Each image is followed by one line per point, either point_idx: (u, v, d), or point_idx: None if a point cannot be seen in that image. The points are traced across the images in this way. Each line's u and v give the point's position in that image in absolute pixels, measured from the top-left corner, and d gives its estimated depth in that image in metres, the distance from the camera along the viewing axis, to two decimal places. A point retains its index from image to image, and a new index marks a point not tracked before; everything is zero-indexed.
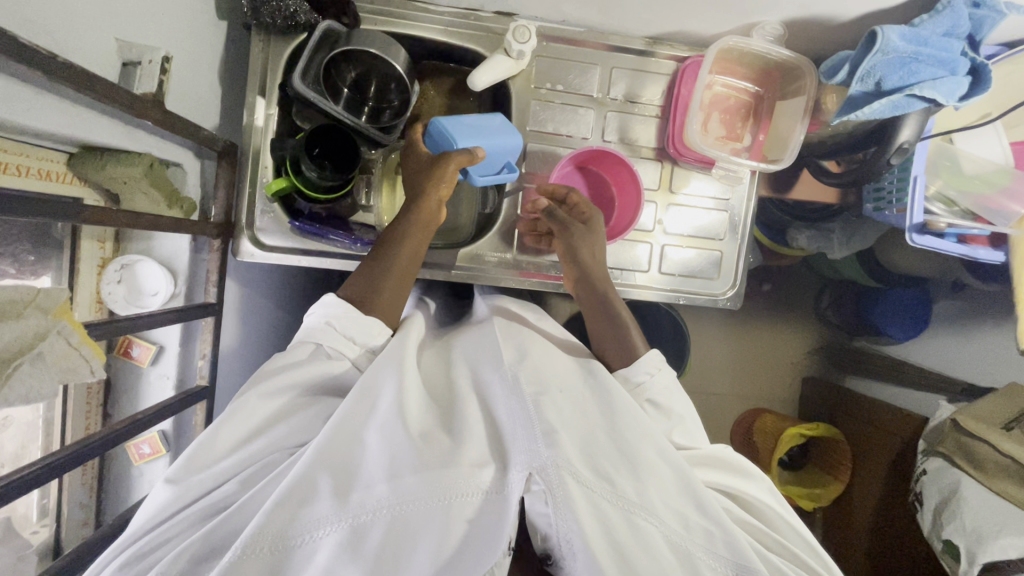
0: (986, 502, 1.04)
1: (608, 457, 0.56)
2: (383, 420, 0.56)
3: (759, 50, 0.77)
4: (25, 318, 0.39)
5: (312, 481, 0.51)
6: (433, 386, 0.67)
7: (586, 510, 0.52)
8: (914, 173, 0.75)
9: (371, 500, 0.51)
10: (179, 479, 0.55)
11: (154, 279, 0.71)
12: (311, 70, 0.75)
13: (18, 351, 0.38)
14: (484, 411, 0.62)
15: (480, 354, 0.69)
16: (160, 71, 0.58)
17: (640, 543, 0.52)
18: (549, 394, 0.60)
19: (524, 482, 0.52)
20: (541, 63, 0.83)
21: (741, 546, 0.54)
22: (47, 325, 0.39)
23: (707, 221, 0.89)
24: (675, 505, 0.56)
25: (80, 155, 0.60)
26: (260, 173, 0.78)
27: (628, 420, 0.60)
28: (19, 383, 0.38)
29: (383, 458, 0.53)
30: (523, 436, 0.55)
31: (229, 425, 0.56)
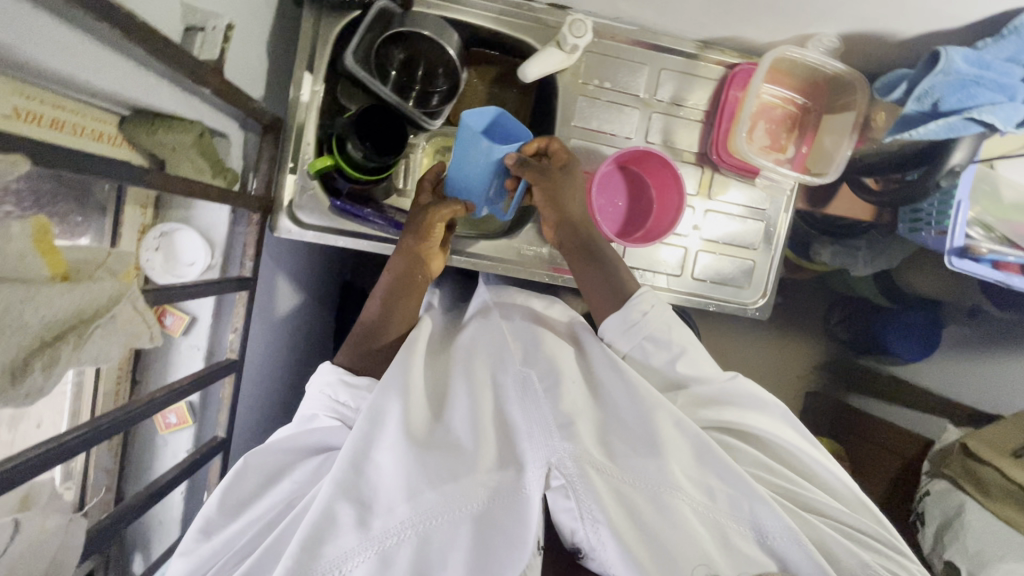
0: (990, 527, 1.05)
1: (623, 439, 0.60)
2: (394, 438, 0.57)
3: (813, 62, 0.77)
4: (99, 282, 0.37)
5: (331, 512, 0.53)
6: (438, 379, 0.68)
7: (608, 496, 0.55)
8: (960, 197, 0.74)
9: (392, 524, 0.53)
10: (191, 551, 0.60)
11: (192, 249, 0.71)
12: (363, 50, 0.74)
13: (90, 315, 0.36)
14: (497, 401, 0.64)
15: (484, 351, 0.69)
16: (222, 39, 0.57)
17: (666, 521, 0.55)
18: (557, 382, 0.62)
19: (543, 478, 0.56)
20: (591, 59, 0.83)
21: (769, 509, 0.57)
22: (120, 291, 0.37)
23: (742, 230, 0.88)
24: (699, 478, 0.59)
25: (131, 119, 0.59)
26: (302, 149, 0.78)
27: (638, 402, 0.62)
28: (92, 347, 0.35)
29: (397, 480, 0.54)
30: (539, 434, 0.58)
31: (242, 481, 0.61)
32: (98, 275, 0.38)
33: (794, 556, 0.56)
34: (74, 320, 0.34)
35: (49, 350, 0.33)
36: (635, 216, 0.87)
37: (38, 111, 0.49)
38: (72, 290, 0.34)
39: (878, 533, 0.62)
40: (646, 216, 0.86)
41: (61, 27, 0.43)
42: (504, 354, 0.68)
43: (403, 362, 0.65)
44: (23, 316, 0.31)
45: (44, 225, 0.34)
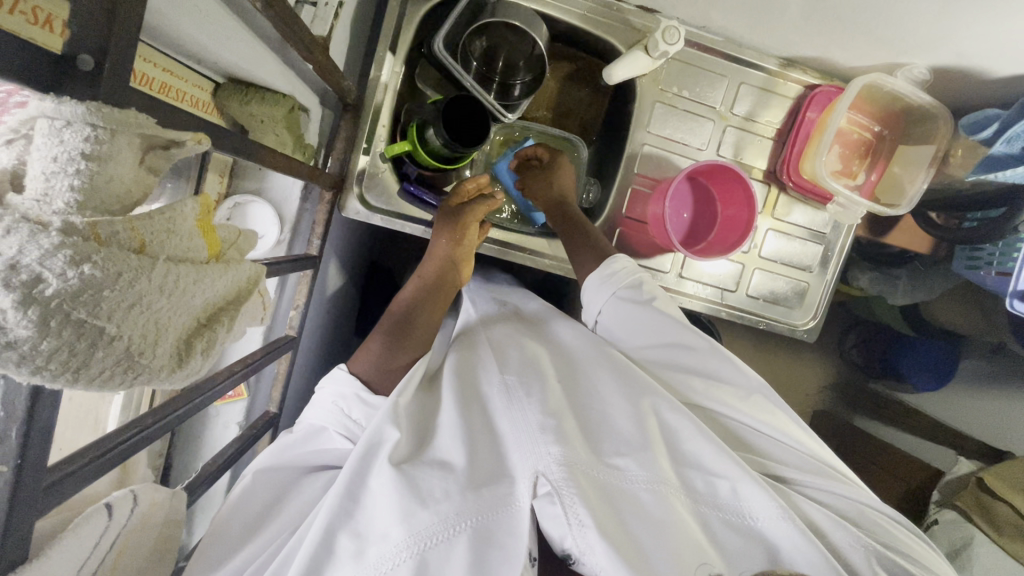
0: (999, 561, 1.08)
1: (604, 441, 0.59)
2: (384, 458, 0.56)
3: (900, 91, 0.76)
4: (240, 263, 0.36)
5: (329, 543, 0.53)
6: (426, 392, 0.67)
7: (597, 499, 0.53)
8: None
9: (387, 550, 0.51)
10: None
11: (263, 222, 0.70)
12: (451, 36, 0.72)
13: (230, 296, 0.35)
14: (485, 409, 0.63)
15: (471, 359, 0.69)
16: (333, 16, 0.56)
17: (660, 522, 0.54)
18: (537, 385, 0.62)
19: (530, 485, 0.53)
20: (673, 65, 0.82)
21: (767, 504, 0.56)
22: (257, 272, 0.37)
23: (800, 251, 0.89)
24: (688, 479, 0.58)
25: (226, 87, 0.58)
26: (376, 131, 0.76)
27: (623, 404, 0.61)
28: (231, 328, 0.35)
29: (387, 503, 0.53)
30: (525, 442, 0.56)
31: (249, 498, 0.63)
32: (232, 256, 0.37)
33: (791, 547, 0.55)
34: (221, 302, 0.34)
35: (205, 331, 0.33)
36: (697, 225, 0.86)
37: (150, 74, 0.47)
38: (225, 274, 0.34)
39: (884, 528, 0.60)
40: (709, 227, 0.86)
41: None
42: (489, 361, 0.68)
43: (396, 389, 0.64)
44: (190, 296, 0.31)
45: (209, 205, 0.33)
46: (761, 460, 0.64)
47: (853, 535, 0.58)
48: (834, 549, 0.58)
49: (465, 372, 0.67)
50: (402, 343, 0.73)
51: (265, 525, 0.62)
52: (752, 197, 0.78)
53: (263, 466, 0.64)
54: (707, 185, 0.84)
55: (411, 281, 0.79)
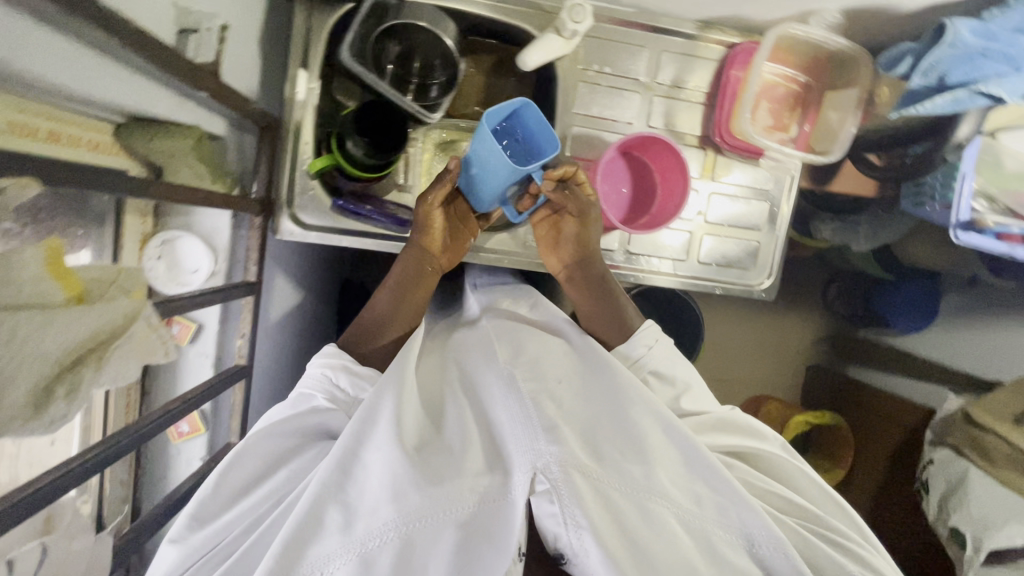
0: (994, 493, 1.08)
1: (612, 442, 0.57)
2: (379, 440, 0.55)
3: (816, 38, 0.76)
4: (111, 301, 0.40)
5: (318, 515, 0.52)
6: (424, 385, 0.67)
7: (594, 503, 0.53)
8: (965, 170, 0.74)
9: (376, 526, 0.51)
10: (184, 538, 0.57)
11: (194, 256, 0.70)
12: (358, 43, 0.72)
13: (105, 335, 0.39)
14: (483, 406, 0.62)
15: (473, 349, 0.70)
16: (217, 41, 0.56)
17: (657, 533, 0.54)
18: (544, 382, 0.61)
19: (529, 484, 0.53)
20: (589, 43, 0.81)
21: (757, 515, 0.56)
22: (131, 307, 0.40)
23: (746, 211, 0.88)
24: (687, 485, 0.57)
25: (128, 126, 0.58)
26: (299, 150, 0.76)
27: (636, 402, 0.61)
28: (110, 364, 0.39)
29: (382, 481, 0.53)
30: (524, 434, 0.55)
31: (233, 471, 0.59)
32: (111, 294, 0.41)
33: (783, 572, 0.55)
34: (88, 346, 0.38)
35: (66, 375, 0.36)
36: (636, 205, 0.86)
37: (32, 124, 0.47)
38: (88, 314, 0.37)
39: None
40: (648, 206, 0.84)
41: (34, 26, 0.42)
42: (493, 354, 0.66)
43: (398, 361, 0.64)
44: (40, 345, 0.34)
45: (60, 250, 0.37)
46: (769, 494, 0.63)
47: (838, 559, 0.58)
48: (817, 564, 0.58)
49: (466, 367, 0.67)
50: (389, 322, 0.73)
51: (253, 492, 0.59)
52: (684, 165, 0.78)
53: (254, 432, 0.60)
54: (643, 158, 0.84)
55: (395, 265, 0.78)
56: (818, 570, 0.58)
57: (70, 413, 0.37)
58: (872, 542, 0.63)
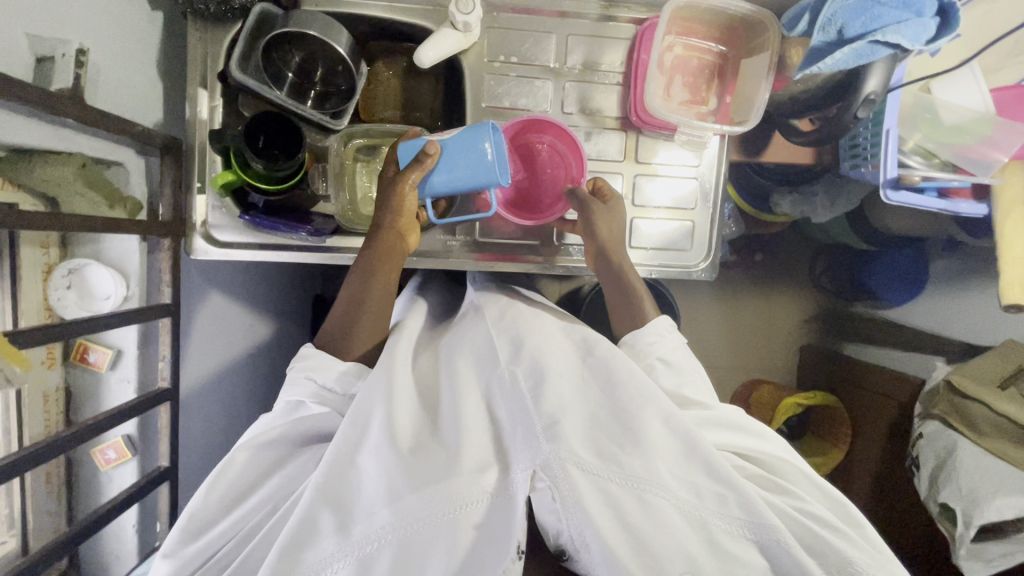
0: (982, 463, 1.02)
1: (610, 434, 0.58)
2: (374, 444, 0.58)
3: (718, 5, 0.74)
4: None
5: (312, 520, 0.54)
6: (421, 386, 0.68)
7: (597, 502, 0.53)
8: (887, 125, 0.72)
9: (372, 529, 0.54)
10: (176, 553, 0.59)
11: (105, 282, 0.71)
12: (250, 57, 0.72)
13: None
14: (485, 400, 0.63)
15: (473, 346, 0.72)
16: (75, 65, 0.57)
17: (660, 528, 0.53)
18: (544, 379, 0.62)
19: (528, 482, 0.54)
20: (492, 35, 0.80)
21: (755, 504, 0.56)
22: None
23: (676, 191, 0.85)
24: (685, 475, 0.57)
25: (9, 160, 0.57)
26: (208, 167, 0.76)
27: (634, 399, 0.61)
28: None
29: (380, 483, 0.55)
30: (523, 435, 0.57)
31: (219, 487, 0.60)
32: None
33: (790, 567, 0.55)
34: None
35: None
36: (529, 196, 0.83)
37: None
38: None
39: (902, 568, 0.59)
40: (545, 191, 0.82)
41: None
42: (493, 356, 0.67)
43: (386, 365, 0.66)
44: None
45: None
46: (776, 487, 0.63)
47: (842, 549, 0.56)
48: (818, 553, 0.57)
49: (463, 366, 0.68)
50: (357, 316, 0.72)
51: (247, 499, 0.61)
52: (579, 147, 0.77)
53: (242, 443, 0.62)
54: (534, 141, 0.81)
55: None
56: (818, 557, 0.57)
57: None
58: (868, 535, 0.62)
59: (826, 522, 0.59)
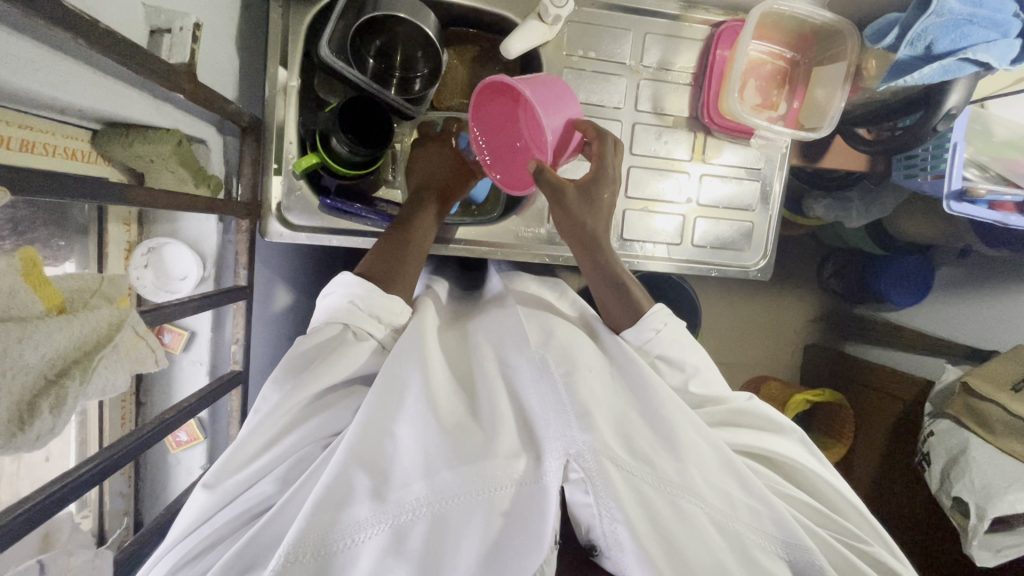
0: (995, 460, 1.07)
1: (646, 437, 0.60)
2: (410, 417, 0.58)
3: (802, 13, 0.76)
4: (95, 309, 0.38)
5: (348, 483, 0.55)
6: (451, 364, 0.70)
7: (630, 499, 0.55)
8: (954, 140, 0.77)
9: (407, 499, 0.54)
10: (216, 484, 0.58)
11: (183, 262, 0.68)
12: (336, 38, 0.71)
13: (93, 344, 0.38)
14: (512, 386, 0.64)
15: (504, 334, 0.71)
16: (190, 39, 0.54)
17: (691, 535, 0.56)
18: (576, 369, 0.63)
19: (562, 470, 0.55)
20: (572, 29, 0.80)
21: (785, 518, 0.59)
22: (118, 316, 0.39)
23: (739, 192, 0.87)
24: (719, 484, 0.59)
25: (104, 132, 0.57)
26: (285, 149, 0.75)
27: (669, 403, 0.62)
28: (100, 375, 0.38)
29: (417, 458, 0.56)
30: (557, 421, 0.58)
31: (262, 427, 0.58)
32: (94, 303, 0.39)
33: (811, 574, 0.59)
34: (72, 356, 0.36)
35: (53, 388, 0.35)
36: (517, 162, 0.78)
37: (3, 134, 0.48)
38: (68, 325, 0.36)
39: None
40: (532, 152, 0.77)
41: (36, 49, 0.43)
42: (524, 340, 0.68)
43: (415, 329, 0.66)
44: (21, 358, 0.33)
45: (33, 258, 0.35)
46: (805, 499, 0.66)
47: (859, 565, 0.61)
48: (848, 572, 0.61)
49: (503, 346, 0.69)
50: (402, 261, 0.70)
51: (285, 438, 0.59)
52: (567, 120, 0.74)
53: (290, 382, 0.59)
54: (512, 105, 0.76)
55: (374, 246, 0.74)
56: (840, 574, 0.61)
57: (64, 426, 0.36)
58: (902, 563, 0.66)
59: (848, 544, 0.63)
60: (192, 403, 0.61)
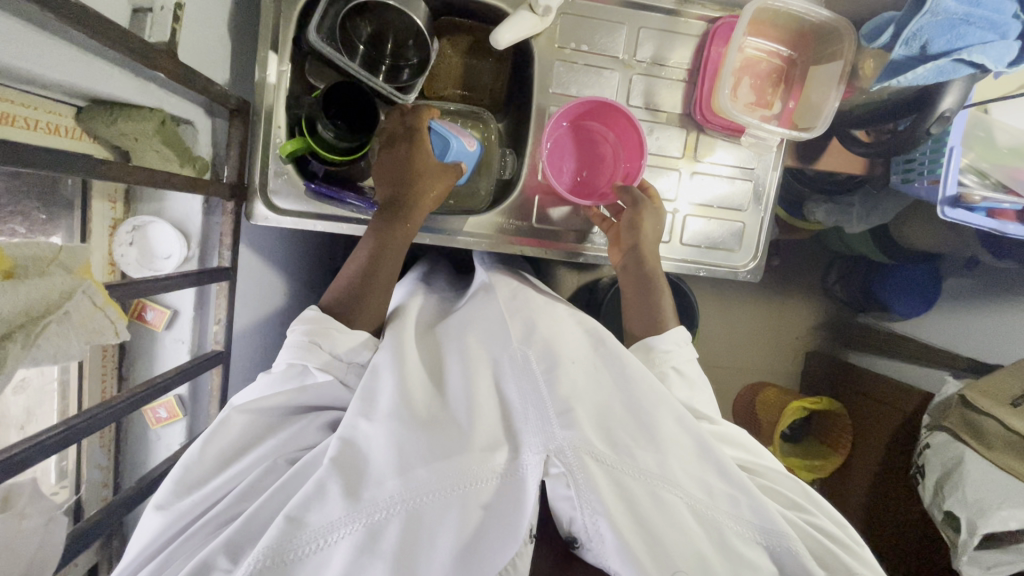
0: (990, 476, 1.04)
1: (625, 427, 0.60)
2: (387, 411, 0.59)
3: (799, 10, 0.74)
4: (48, 277, 0.40)
5: (321, 485, 0.54)
6: (431, 358, 0.70)
7: (609, 491, 0.55)
8: (951, 143, 0.75)
9: (382, 497, 0.54)
10: (170, 504, 0.58)
11: (167, 241, 0.70)
12: (326, 24, 0.72)
13: (44, 310, 0.39)
14: (495, 379, 0.65)
15: (488, 326, 0.72)
16: (172, 19, 0.56)
17: (671, 526, 0.55)
18: (557, 365, 0.63)
19: (542, 465, 0.55)
20: (566, 21, 0.80)
21: (767, 509, 0.57)
22: (70, 284, 0.40)
23: (730, 191, 0.86)
24: (698, 473, 0.59)
25: (89, 109, 0.58)
26: (274, 133, 0.75)
27: (647, 396, 0.62)
28: (48, 340, 0.38)
29: (392, 454, 0.56)
30: (535, 417, 0.58)
31: (214, 446, 0.60)
32: (51, 270, 0.41)
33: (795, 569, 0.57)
34: (17, 321, 0.37)
35: None
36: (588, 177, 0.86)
37: None
38: (14, 288, 0.37)
39: None
40: (609, 178, 0.86)
41: (11, 22, 0.44)
42: (505, 335, 0.69)
43: (394, 337, 0.69)
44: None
45: None
46: (790, 494, 0.64)
47: (849, 560, 0.59)
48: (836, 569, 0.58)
49: (485, 339, 0.70)
50: (368, 291, 0.71)
51: (237, 461, 0.62)
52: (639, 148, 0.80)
53: (239, 404, 0.62)
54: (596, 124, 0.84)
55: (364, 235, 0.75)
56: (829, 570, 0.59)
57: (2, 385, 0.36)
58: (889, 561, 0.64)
59: (836, 538, 0.61)
60: (167, 379, 0.61)
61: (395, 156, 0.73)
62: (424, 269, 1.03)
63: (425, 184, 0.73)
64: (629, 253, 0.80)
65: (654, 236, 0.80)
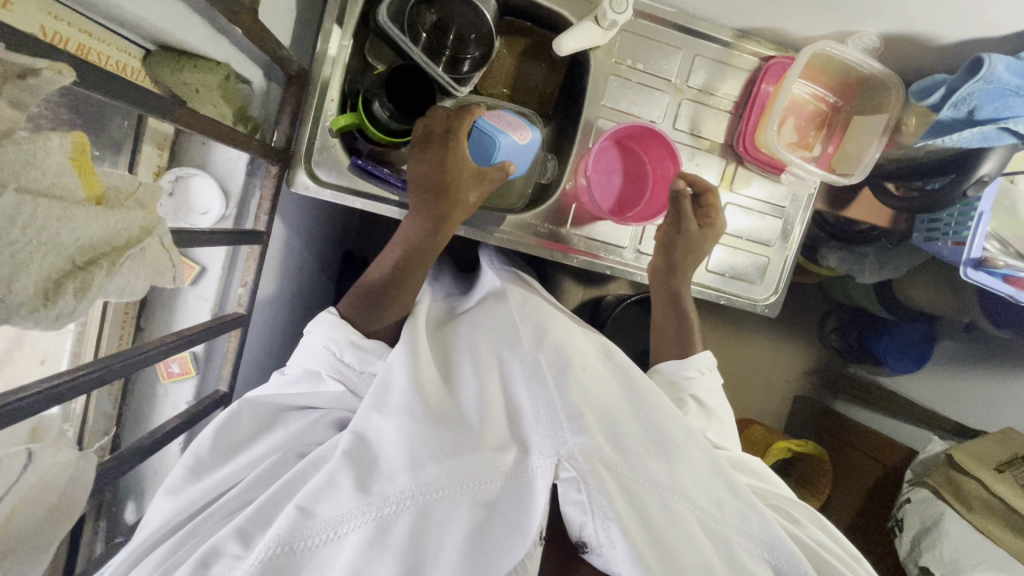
0: (967, 536, 1.06)
1: (635, 435, 0.60)
2: (399, 406, 0.58)
3: (852, 60, 0.76)
4: (133, 211, 0.40)
5: (330, 477, 0.54)
6: (444, 352, 0.70)
7: (620, 499, 0.55)
8: (981, 208, 0.78)
9: (392, 492, 0.53)
10: (181, 490, 0.59)
11: (207, 197, 0.69)
12: (395, 6, 0.73)
13: (124, 241, 0.39)
14: (505, 382, 0.65)
15: (502, 324, 0.72)
16: None
17: (679, 535, 0.55)
18: (567, 370, 0.64)
19: (552, 469, 0.56)
20: (626, 38, 0.81)
21: (772, 523, 0.58)
22: (150, 221, 0.40)
23: (761, 226, 0.88)
24: (707, 486, 0.59)
25: (157, 54, 0.58)
26: (325, 105, 0.75)
27: (655, 408, 0.63)
28: (122, 274, 0.39)
29: (402, 450, 0.55)
30: (547, 423, 0.59)
31: (221, 438, 0.61)
32: (130, 206, 0.40)
33: None
34: (102, 249, 0.37)
35: (81, 273, 0.36)
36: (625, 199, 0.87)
37: (64, 33, 0.48)
38: (106, 216, 0.37)
39: None
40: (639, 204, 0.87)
41: None
42: (516, 336, 0.69)
43: (409, 330, 0.68)
44: (57, 236, 0.34)
45: (84, 144, 0.35)
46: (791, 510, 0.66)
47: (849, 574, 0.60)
48: None
49: (495, 339, 0.70)
50: (387, 297, 0.71)
51: (249, 450, 0.62)
52: (680, 180, 0.82)
53: (250, 398, 0.64)
54: (636, 149, 0.86)
55: (395, 234, 0.75)
56: None
57: (85, 310, 0.37)
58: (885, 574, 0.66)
59: (835, 553, 0.63)
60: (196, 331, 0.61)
61: (428, 159, 0.71)
62: (437, 268, 1.03)
63: (461, 189, 0.72)
64: (664, 269, 0.83)
65: (691, 262, 0.82)
